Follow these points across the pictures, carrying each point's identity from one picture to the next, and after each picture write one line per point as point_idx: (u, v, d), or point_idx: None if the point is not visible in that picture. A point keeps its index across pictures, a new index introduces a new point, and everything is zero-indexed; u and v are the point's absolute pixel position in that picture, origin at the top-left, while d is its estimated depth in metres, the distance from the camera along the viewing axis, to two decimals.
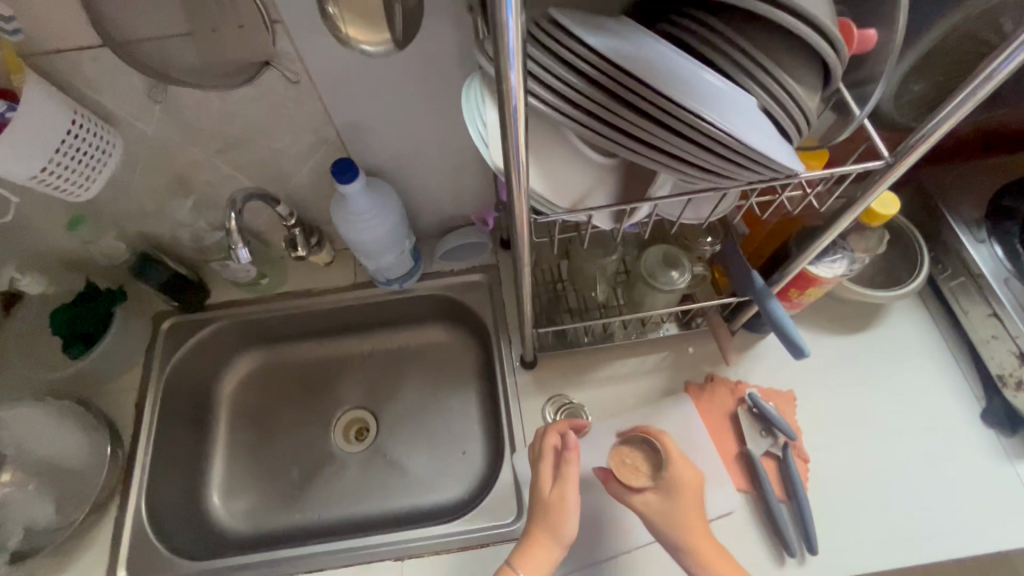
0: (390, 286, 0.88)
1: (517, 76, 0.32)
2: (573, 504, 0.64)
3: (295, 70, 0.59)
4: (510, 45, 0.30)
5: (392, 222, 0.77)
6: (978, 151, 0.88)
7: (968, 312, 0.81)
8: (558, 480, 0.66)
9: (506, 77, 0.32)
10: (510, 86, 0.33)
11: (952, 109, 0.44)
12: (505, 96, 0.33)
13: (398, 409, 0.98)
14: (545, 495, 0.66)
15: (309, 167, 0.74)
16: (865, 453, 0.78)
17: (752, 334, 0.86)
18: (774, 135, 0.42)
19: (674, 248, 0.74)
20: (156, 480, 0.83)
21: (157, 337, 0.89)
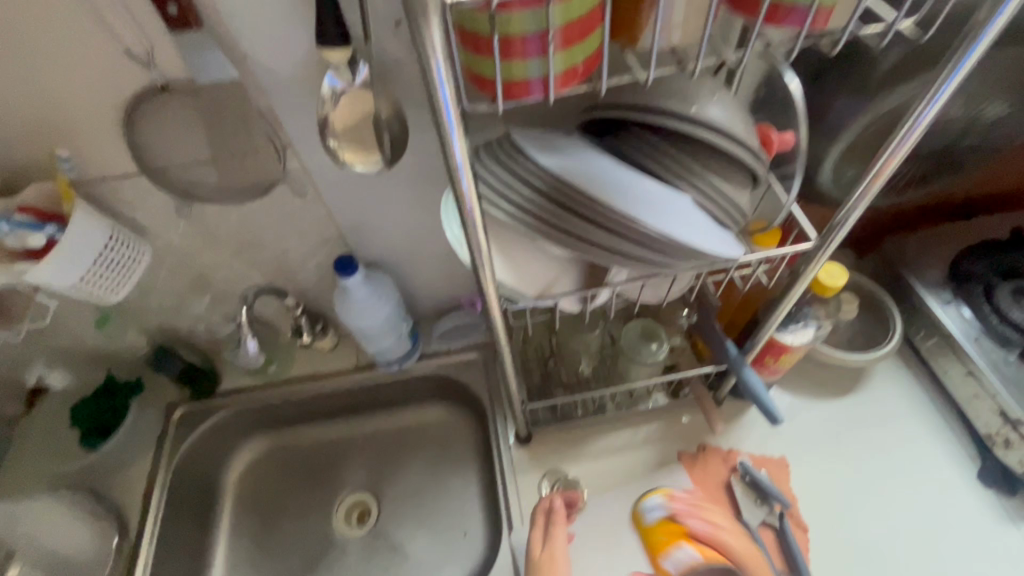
0: (390, 367, 0.93)
1: (470, 195, 0.40)
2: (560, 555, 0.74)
3: (303, 184, 0.68)
4: (462, 171, 0.38)
5: (390, 309, 0.83)
6: (932, 218, 0.95)
7: (948, 372, 0.83)
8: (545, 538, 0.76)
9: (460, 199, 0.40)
10: (466, 204, 0.40)
11: (859, 198, 0.51)
12: (463, 210, 0.41)
13: (400, 490, 0.99)
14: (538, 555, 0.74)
15: (315, 262, 0.82)
16: (863, 521, 0.77)
17: (741, 401, 0.88)
18: (708, 226, 0.48)
19: (651, 321, 0.79)
20: (159, 573, 0.83)
21: (168, 427, 0.92)
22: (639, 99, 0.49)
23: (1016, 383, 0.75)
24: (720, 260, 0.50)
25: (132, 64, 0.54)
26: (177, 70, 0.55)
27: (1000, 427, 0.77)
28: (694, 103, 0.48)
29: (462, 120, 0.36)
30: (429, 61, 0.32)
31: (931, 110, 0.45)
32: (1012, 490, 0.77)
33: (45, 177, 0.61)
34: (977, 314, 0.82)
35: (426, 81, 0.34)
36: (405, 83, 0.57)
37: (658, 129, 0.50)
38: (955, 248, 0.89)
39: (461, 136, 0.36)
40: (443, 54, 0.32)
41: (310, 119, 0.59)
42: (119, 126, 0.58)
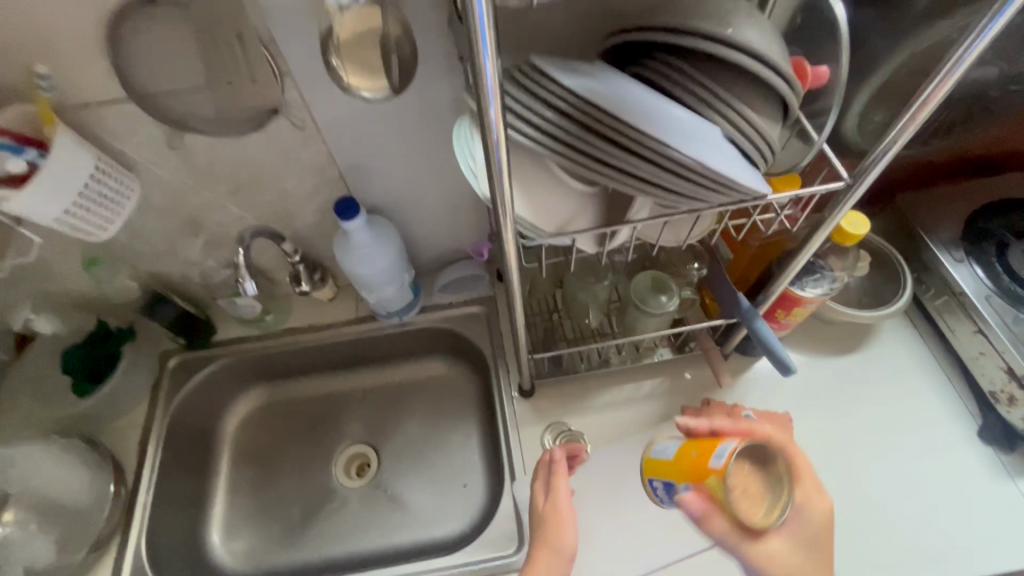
0: (391, 318, 0.91)
1: (495, 115, 0.36)
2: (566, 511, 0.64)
3: (302, 117, 0.64)
4: (488, 85, 0.35)
5: (392, 257, 0.80)
6: (947, 177, 0.92)
7: (956, 330, 0.83)
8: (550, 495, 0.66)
9: (486, 113, 0.36)
10: (489, 125, 0.37)
11: (898, 137, 0.48)
12: (486, 133, 0.37)
13: (400, 443, 0.98)
14: (540, 508, 0.66)
15: (313, 206, 0.79)
16: (864, 475, 0.78)
17: (746, 357, 0.87)
18: (739, 160, 0.46)
19: (661, 273, 0.77)
20: (157, 518, 0.83)
21: (162, 375, 0.91)
22: (671, 21, 0.46)
23: None
24: (748, 197, 0.47)
25: None
26: None
27: (1005, 385, 0.77)
28: (731, 26, 0.45)
29: (492, 18, 0.32)
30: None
31: (981, 41, 0.41)
32: (1011, 446, 0.78)
33: (24, 99, 0.57)
34: (989, 272, 0.80)
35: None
36: (414, 2, 0.53)
37: (688, 55, 0.47)
38: (971, 206, 0.87)
39: (490, 44, 0.33)
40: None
41: (311, 41, 0.55)
42: (103, 42, 0.54)
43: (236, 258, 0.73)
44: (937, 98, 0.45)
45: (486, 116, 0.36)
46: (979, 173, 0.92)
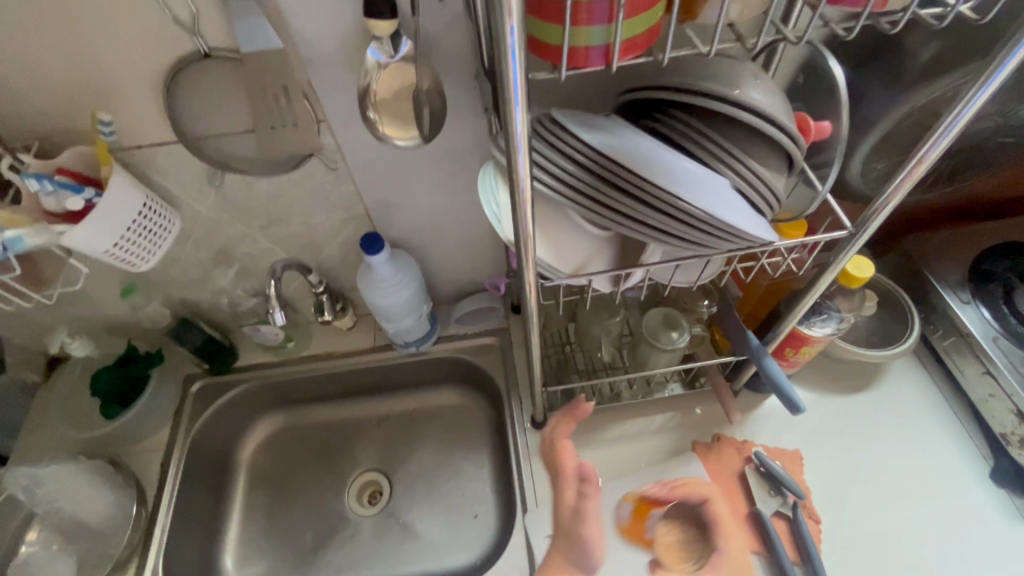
0: (408, 347, 0.94)
1: (523, 169, 0.40)
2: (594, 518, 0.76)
3: (335, 159, 0.69)
4: (518, 145, 0.38)
5: (412, 290, 0.84)
6: (950, 220, 0.95)
7: (964, 371, 0.84)
8: (578, 517, 0.76)
9: (515, 169, 0.39)
10: (517, 178, 0.40)
11: (896, 189, 0.50)
12: (514, 185, 0.41)
13: (412, 472, 1.00)
14: (566, 521, 0.77)
15: (339, 239, 0.83)
16: (875, 514, 0.78)
17: (755, 394, 0.88)
18: (747, 210, 0.49)
19: (672, 309, 0.79)
20: (174, 541, 0.84)
21: (186, 400, 0.94)
22: (681, 81, 0.50)
23: None
24: (755, 244, 0.50)
25: (176, 30, 0.54)
26: (219, 38, 0.55)
27: (1015, 427, 0.77)
28: (737, 87, 0.49)
29: (526, 92, 0.36)
30: (503, 24, 0.32)
31: (972, 107, 0.44)
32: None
33: (84, 142, 0.62)
34: (996, 315, 0.82)
35: (497, 49, 0.33)
36: (444, 58, 0.58)
37: (698, 112, 0.51)
38: (978, 250, 0.89)
39: (522, 107, 0.36)
40: (518, 17, 0.32)
41: (347, 92, 0.60)
42: (159, 92, 0.58)
43: (266, 288, 0.77)
44: (936, 154, 0.47)
45: (516, 172, 0.40)
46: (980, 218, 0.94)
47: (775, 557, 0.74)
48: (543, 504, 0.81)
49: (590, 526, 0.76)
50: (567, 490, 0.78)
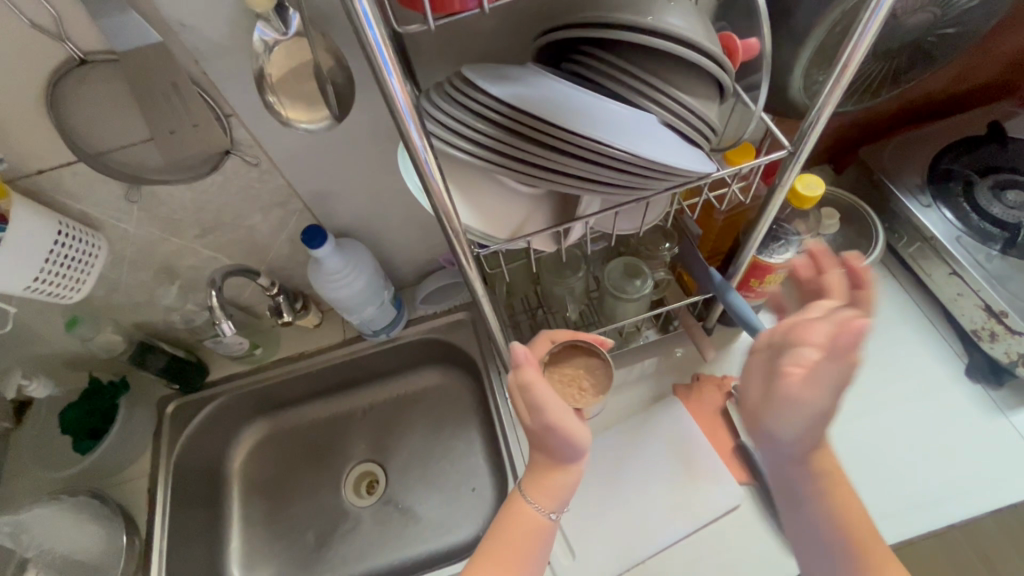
0: (378, 335, 0.91)
1: (418, 137, 0.38)
2: (573, 426, 0.58)
3: (254, 154, 0.65)
4: (404, 111, 0.36)
5: (367, 276, 0.81)
6: (896, 127, 0.95)
7: (932, 274, 0.84)
8: (527, 399, 0.56)
9: (408, 134, 0.38)
10: (414, 146, 0.38)
11: (825, 100, 0.49)
12: (414, 156, 0.39)
13: (406, 457, 1.00)
14: (528, 424, 0.59)
15: (284, 237, 0.80)
16: (857, 427, 0.79)
17: (730, 328, 0.88)
18: (676, 144, 0.46)
19: (632, 258, 0.78)
20: (176, 561, 0.84)
21: (162, 422, 0.92)
22: (592, 16, 0.46)
23: (998, 277, 0.76)
24: (693, 177, 0.48)
25: (39, 37, 0.50)
26: (91, 39, 0.51)
27: (985, 321, 0.78)
28: (651, 14, 0.45)
29: (395, 56, 0.34)
30: None
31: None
32: (1000, 381, 0.78)
33: None
34: (957, 213, 0.81)
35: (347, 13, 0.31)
36: (341, 28, 0.54)
37: (615, 48, 0.47)
38: (933, 151, 0.88)
39: (394, 72, 0.34)
40: None
41: (246, 80, 0.55)
42: (43, 109, 0.54)
43: (209, 299, 0.74)
44: (860, 55, 0.45)
45: (409, 137, 0.38)
46: (924, 120, 0.95)
47: (763, 484, 0.75)
48: (533, 470, 0.82)
49: (550, 411, 0.56)
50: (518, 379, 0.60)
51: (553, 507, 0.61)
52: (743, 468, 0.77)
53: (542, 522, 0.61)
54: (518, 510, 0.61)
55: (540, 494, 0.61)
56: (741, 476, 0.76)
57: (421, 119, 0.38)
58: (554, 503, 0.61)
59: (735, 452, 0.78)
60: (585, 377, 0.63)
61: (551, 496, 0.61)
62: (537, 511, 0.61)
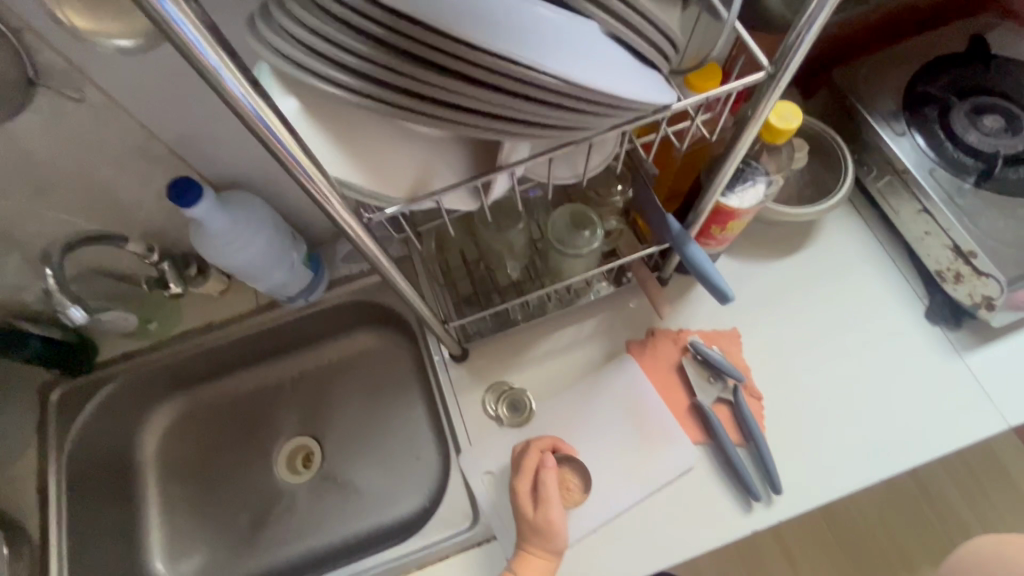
0: (296, 301, 0.79)
1: (230, 76, 0.27)
2: (560, 524, 0.63)
3: (74, 86, 0.51)
4: (195, 42, 0.25)
5: (265, 237, 0.68)
6: (868, 46, 0.86)
7: (899, 211, 0.78)
8: (541, 507, 0.64)
9: (199, 60, 0.26)
10: (229, 91, 0.28)
11: (819, 1, 0.38)
12: (233, 101, 0.29)
13: (342, 429, 0.91)
14: (532, 519, 0.64)
15: (153, 191, 0.65)
16: (816, 378, 0.75)
17: (688, 276, 0.81)
18: (623, 61, 0.35)
19: (579, 205, 0.67)
20: (81, 563, 0.76)
21: (48, 412, 0.80)
22: None
23: (967, 213, 0.71)
24: (647, 109, 0.37)
25: None
26: None
27: (951, 263, 0.73)
28: None
29: None
30: None
31: None
32: (958, 323, 0.75)
33: None
34: (931, 141, 0.74)
35: None
36: None
37: None
38: (909, 70, 0.79)
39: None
40: None
41: None
42: None
43: (47, 279, 0.61)
44: None
45: (210, 71, 0.27)
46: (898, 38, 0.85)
47: (720, 444, 0.71)
48: (477, 442, 0.75)
49: (556, 511, 0.64)
50: (524, 482, 0.67)
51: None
52: (699, 428, 0.73)
53: None
54: None
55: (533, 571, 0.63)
56: (697, 436, 0.72)
57: (220, 39, 0.26)
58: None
59: (691, 411, 0.74)
60: (573, 478, 0.71)
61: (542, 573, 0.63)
62: None
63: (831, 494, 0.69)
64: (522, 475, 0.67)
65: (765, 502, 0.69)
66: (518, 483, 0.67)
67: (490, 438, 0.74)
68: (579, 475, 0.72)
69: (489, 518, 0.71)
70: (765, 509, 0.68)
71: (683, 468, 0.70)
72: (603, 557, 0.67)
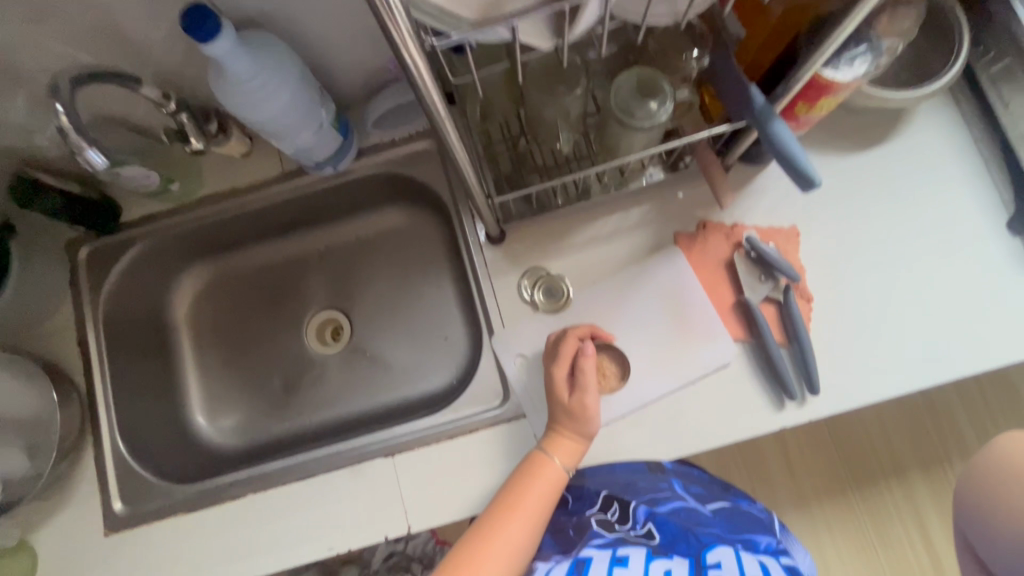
0: (324, 169, 0.73)
1: None
2: (594, 409, 0.64)
3: None
4: None
5: (291, 87, 0.61)
6: None
7: (1010, 103, 0.70)
8: (576, 392, 0.64)
9: None
10: None
11: None
12: None
13: (370, 304, 0.91)
14: (567, 403, 0.64)
15: (165, 26, 0.59)
16: (873, 284, 0.70)
17: (750, 166, 0.74)
18: None
19: (649, 70, 0.59)
20: (127, 411, 0.80)
21: (78, 267, 0.80)
22: None
23: None
24: None
25: None
26: None
27: None
28: None
29: None
30: None
31: None
32: None
33: None
34: None
35: None
36: None
37: None
38: None
39: None
40: None
41: None
42: None
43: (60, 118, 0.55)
44: None
45: None
46: None
47: (761, 342, 0.69)
48: (510, 324, 0.73)
49: (590, 397, 0.64)
50: (560, 368, 0.66)
51: (573, 466, 0.65)
52: (743, 326, 0.70)
53: (562, 476, 0.64)
54: (542, 468, 0.63)
55: (563, 453, 0.64)
56: (739, 333, 0.69)
57: None
58: (575, 461, 0.65)
59: (735, 309, 0.70)
60: (609, 364, 0.71)
61: (572, 454, 0.64)
62: (561, 468, 0.64)
63: (868, 399, 0.67)
64: (559, 361, 0.66)
65: (798, 400, 0.68)
66: (555, 370, 0.66)
67: (524, 322, 0.73)
68: (616, 365, 0.71)
69: (519, 397, 0.71)
70: (798, 407, 0.68)
71: (720, 363, 0.69)
72: (630, 440, 0.69)
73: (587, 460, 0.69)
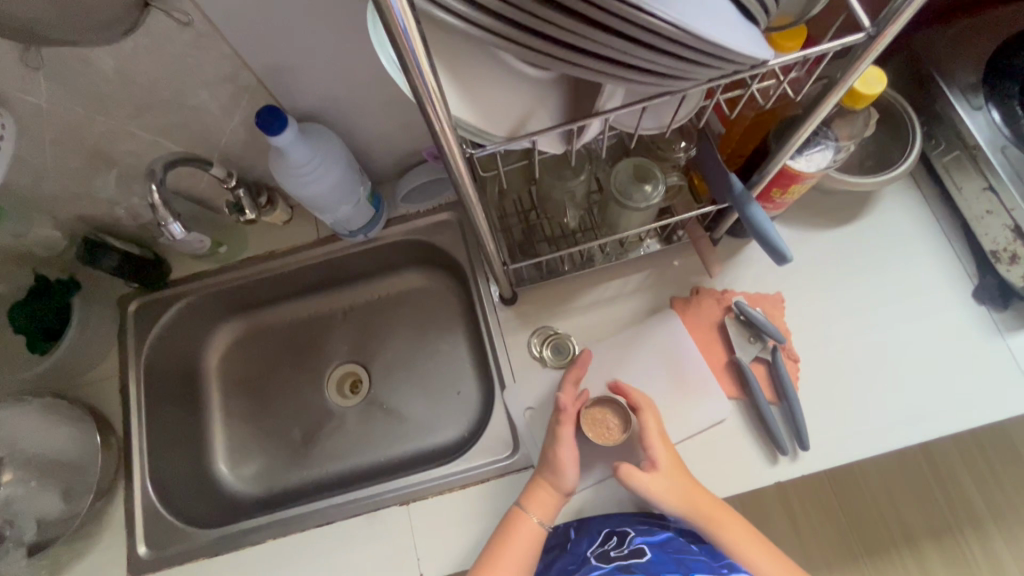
0: (356, 237, 0.82)
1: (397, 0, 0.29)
2: (567, 461, 0.68)
3: (183, 10, 0.54)
4: None
5: (337, 169, 0.71)
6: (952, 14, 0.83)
7: (961, 187, 0.78)
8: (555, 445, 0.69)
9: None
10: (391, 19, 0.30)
11: None
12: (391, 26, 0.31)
13: (388, 359, 0.97)
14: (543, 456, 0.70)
15: (237, 119, 0.70)
16: (853, 346, 0.77)
17: (737, 239, 0.82)
18: (725, 16, 0.37)
19: (645, 159, 0.68)
20: (157, 457, 0.84)
21: (126, 321, 0.87)
22: None
23: None
24: (746, 66, 0.40)
25: None
26: None
27: (1008, 243, 0.73)
28: None
29: None
30: None
31: None
32: (1006, 303, 0.75)
33: None
34: (1008, 116, 0.73)
35: None
36: None
37: None
38: (994, 43, 0.77)
39: None
40: None
41: None
42: None
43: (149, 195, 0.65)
44: None
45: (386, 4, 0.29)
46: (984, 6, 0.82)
47: (752, 399, 0.74)
48: (521, 379, 0.79)
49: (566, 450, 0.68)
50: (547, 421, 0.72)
51: (549, 520, 0.68)
52: (735, 383, 0.76)
53: (538, 532, 0.67)
54: (518, 522, 0.67)
55: (538, 507, 0.68)
56: (733, 391, 0.75)
57: None
58: (549, 515, 0.68)
59: (728, 367, 0.77)
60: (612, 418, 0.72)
61: (546, 508, 0.68)
62: (537, 523, 0.68)
63: (854, 455, 0.72)
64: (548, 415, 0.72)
65: (791, 456, 0.72)
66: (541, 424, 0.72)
67: (533, 377, 0.79)
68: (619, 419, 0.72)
69: (528, 449, 0.76)
70: (790, 462, 0.72)
71: (716, 419, 0.74)
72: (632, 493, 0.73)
73: (593, 510, 0.73)
